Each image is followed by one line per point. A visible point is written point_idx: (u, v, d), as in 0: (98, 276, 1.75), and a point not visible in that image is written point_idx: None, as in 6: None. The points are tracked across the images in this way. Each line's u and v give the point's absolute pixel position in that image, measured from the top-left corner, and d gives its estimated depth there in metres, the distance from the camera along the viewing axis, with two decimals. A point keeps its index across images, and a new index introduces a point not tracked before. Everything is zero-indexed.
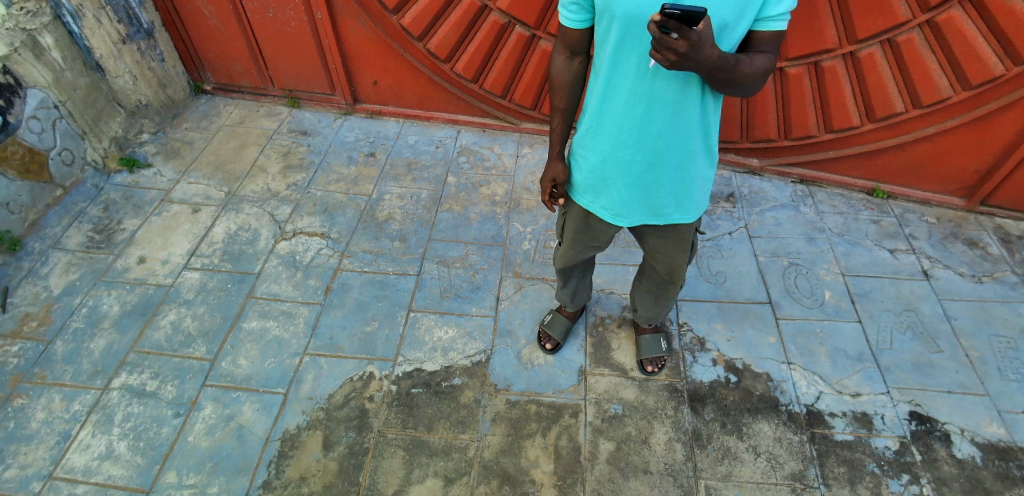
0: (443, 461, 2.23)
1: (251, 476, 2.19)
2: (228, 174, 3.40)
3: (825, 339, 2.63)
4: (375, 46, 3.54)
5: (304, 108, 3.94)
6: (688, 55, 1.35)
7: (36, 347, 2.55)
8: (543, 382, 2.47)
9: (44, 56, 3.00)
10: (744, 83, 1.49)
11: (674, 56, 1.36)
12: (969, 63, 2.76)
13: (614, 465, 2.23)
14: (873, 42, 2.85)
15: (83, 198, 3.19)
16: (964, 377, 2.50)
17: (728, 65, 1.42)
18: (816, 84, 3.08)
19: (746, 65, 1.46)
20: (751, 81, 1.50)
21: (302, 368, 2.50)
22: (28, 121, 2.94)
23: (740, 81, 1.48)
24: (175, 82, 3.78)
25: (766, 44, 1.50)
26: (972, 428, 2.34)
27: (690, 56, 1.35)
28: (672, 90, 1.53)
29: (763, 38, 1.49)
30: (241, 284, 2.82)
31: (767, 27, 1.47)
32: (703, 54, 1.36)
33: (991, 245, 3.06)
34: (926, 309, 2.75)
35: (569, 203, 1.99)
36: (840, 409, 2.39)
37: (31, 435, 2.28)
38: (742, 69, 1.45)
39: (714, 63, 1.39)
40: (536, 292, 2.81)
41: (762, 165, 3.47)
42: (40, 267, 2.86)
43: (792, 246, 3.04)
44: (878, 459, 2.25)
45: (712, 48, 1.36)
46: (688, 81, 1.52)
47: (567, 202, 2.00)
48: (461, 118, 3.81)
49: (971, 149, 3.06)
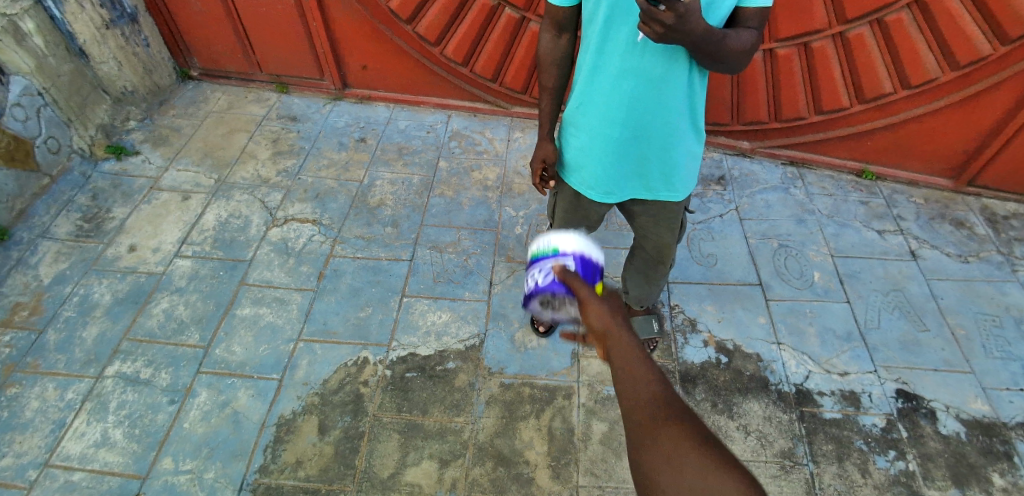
0: (438, 443, 2.26)
1: (248, 460, 2.20)
2: (218, 161, 3.38)
3: (814, 318, 2.66)
4: (363, 29, 3.50)
5: (293, 94, 3.89)
6: (675, 27, 1.35)
7: (28, 337, 2.54)
8: (536, 365, 2.49)
9: (25, 42, 2.95)
10: (730, 58, 1.49)
11: (661, 28, 1.36)
12: (956, 43, 2.77)
13: (607, 445, 2.26)
14: (863, 22, 2.86)
15: (70, 187, 3.16)
16: (949, 354, 2.54)
17: (715, 39, 1.42)
18: (806, 65, 3.08)
19: (732, 40, 1.46)
20: (737, 56, 1.50)
21: (296, 354, 2.51)
22: (11, 108, 2.90)
23: (726, 56, 1.48)
24: (160, 68, 3.73)
25: (751, 20, 1.50)
26: (957, 404, 2.39)
27: (677, 28, 1.36)
28: (660, 65, 1.55)
29: (749, 14, 1.49)
30: (233, 271, 2.81)
31: (753, 3, 1.48)
32: (690, 26, 1.36)
33: (977, 225, 3.10)
34: (913, 288, 2.79)
35: (559, 184, 2.00)
36: (828, 388, 2.43)
37: (26, 424, 2.28)
38: (728, 44, 1.45)
39: (701, 36, 1.39)
40: (529, 275, 2.82)
41: (753, 147, 3.47)
42: (28, 256, 2.83)
43: (782, 227, 3.07)
44: (865, 436, 2.30)
45: (699, 21, 1.36)
46: (676, 56, 1.53)
47: (558, 183, 2.00)
48: (451, 102, 3.79)
49: (959, 129, 3.08)
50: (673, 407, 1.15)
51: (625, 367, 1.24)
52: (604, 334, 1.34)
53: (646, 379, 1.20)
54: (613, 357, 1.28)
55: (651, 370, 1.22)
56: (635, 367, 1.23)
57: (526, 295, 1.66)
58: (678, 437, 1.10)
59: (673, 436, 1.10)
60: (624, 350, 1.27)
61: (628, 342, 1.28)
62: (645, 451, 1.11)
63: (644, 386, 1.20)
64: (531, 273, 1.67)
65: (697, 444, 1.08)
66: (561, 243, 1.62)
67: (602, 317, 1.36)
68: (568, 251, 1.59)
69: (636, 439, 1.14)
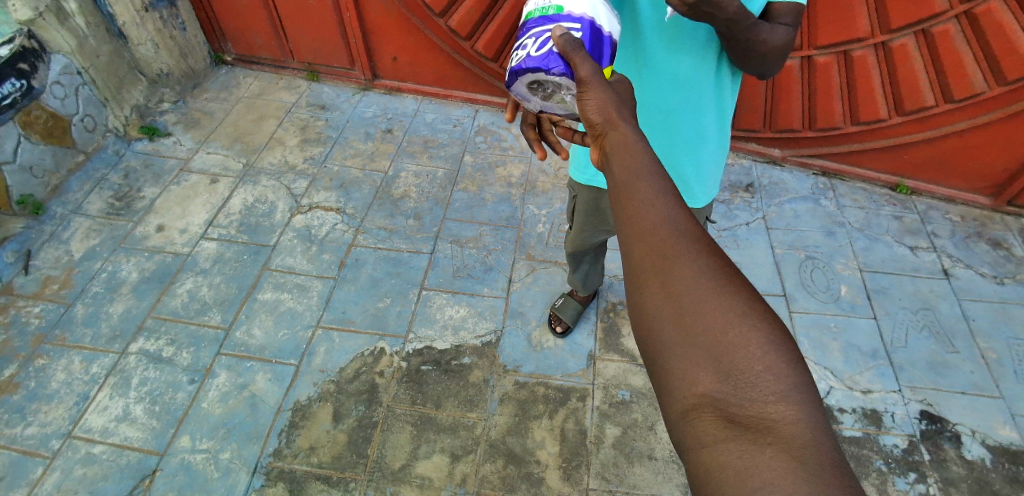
0: (450, 438, 2.26)
1: (263, 443, 2.23)
2: (247, 145, 3.43)
3: (838, 334, 2.60)
4: (395, 21, 3.51)
5: (323, 82, 3.92)
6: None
7: (57, 309, 2.61)
8: (552, 365, 2.48)
9: (67, 22, 3.02)
10: (762, 51, 1.42)
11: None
12: (1004, 56, 2.67)
13: (620, 450, 2.24)
14: (906, 32, 2.78)
15: (104, 165, 3.23)
16: (978, 378, 2.46)
17: (747, 23, 1.35)
18: (845, 74, 3.01)
19: (765, 29, 1.39)
20: (770, 51, 1.43)
21: (314, 341, 2.54)
22: (51, 86, 2.97)
23: (757, 49, 1.41)
24: (195, 52, 3.79)
25: (785, 17, 1.44)
26: (984, 430, 2.31)
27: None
28: (687, 63, 1.51)
29: (782, 10, 1.44)
30: (257, 256, 2.85)
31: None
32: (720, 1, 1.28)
33: (1015, 246, 2.99)
34: (944, 308, 2.70)
35: (575, 188, 1.98)
36: (850, 405, 2.38)
37: (52, 394, 2.35)
38: (760, 33, 1.38)
39: (732, 15, 1.31)
40: (548, 274, 2.81)
41: (784, 155, 3.40)
42: (61, 232, 2.90)
43: (810, 239, 3.00)
44: (885, 456, 2.24)
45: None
46: (704, 53, 1.50)
47: (574, 186, 1.99)
48: (479, 97, 3.78)
49: (1003, 146, 2.96)
50: (687, 235, 0.85)
51: (622, 192, 0.92)
52: (603, 133, 1.02)
53: (653, 200, 0.89)
54: (610, 172, 0.96)
55: (658, 186, 0.90)
56: (638, 180, 0.91)
57: (509, 72, 1.32)
58: (691, 275, 0.82)
59: (685, 275, 0.82)
60: (627, 164, 0.94)
61: (632, 145, 0.96)
62: (643, 292, 0.85)
63: (650, 206, 0.88)
64: (521, 43, 1.31)
65: (714, 286, 0.81)
66: (568, 5, 1.29)
67: (603, 110, 1.03)
68: (576, 14, 1.26)
69: (633, 276, 0.87)
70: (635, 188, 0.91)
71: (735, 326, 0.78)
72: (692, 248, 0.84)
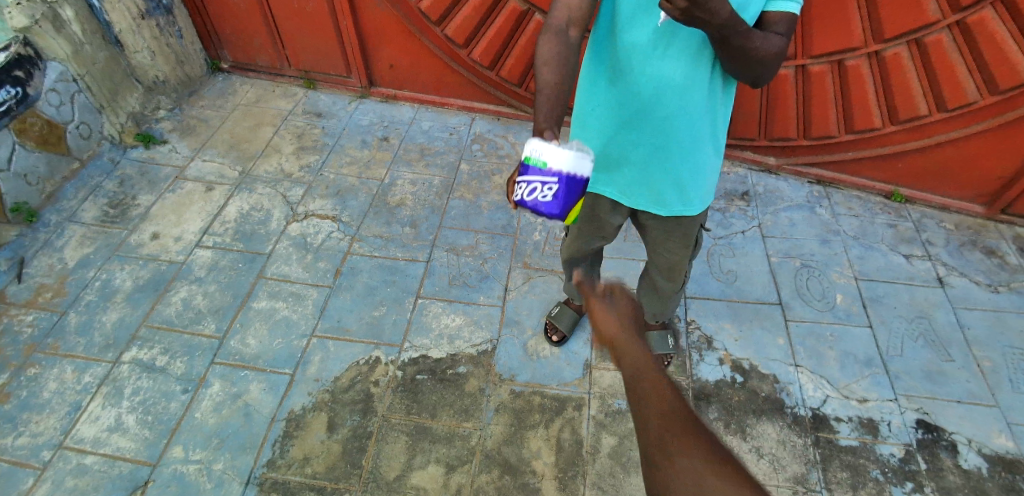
0: (445, 448, 2.25)
1: (256, 453, 2.22)
2: (243, 153, 3.42)
3: (834, 343, 2.60)
4: (393, 29, 3.52)
5: (320, 90, 3.93)
6: (699, 4, 1.28)
7: (50, 317, 2.59)
8: (548, 374, 2.47)
9: (64, 29, 3.02)
10: (757, 58, 1.43)
11: (684, 4, 1.29)
12: (997, 66, 2.69)
13: (616, 460, 2.23)
14: (900, 42, 2.80)
15: (99, 172, 3.22)
16: (975, 386, 2.46)
17: (741, 28, 1.35)
18: (838, 83, 3.03)
19: (758, 37, 1.40)
20: (765, 58, 1.43)
21: (310, 350, 2.52)
22: (47, 93, 2.96)
23: (750, 56, 1.42)
24: (192, 59, 3.79)
25: (779, 25, 1.44)
26: (980, 439, 2.31)
27: (701, 3, 1.28)
28: (679, 70, 1.51)
29: (775, 19, 1.44)
30: (252, 264, 2.84)
31: (780, 7, 1.44)
32: (712, 7, 1.29)
33: (1009, 254, 3.00)
34: (940, 317, 2.71)
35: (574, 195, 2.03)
36: (846, 414, 2.37)
37: (43, 404, 2.32)
38: (752, 41, 1.39)
39: (725, 21, 1.32)
40: (545, 283, 2.81)
41: (779, 164, 3.42)
42: (55, 239, 2.89)
43: (806, 247, 3.01)
44: (882, 466, 2.23)
45: (724, 4, 1.29)
46: (697, 59, 1.50)
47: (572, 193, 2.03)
48: (476, 105, 3.79)
49: (998, 155, 2.98)
50: (678, 411, 1.10)
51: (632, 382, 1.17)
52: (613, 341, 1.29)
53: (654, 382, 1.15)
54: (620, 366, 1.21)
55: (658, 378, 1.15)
56: (646, 375, 1.17)
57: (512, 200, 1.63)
58: (682, 444, 1.05)
59: (677, 443, 1.05)
60: (633, 362, 1.20)
61: (637, 352, 1.22)
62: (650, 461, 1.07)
63: (653, 389, 1.14)
64: (518, 185, 1.59)
65: (699, 455, 1.04)
66: (551, 159, 1.53)
67: (613, 325, 1.31)
68: (553, 169, 1.52)
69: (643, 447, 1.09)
70: (643, 379, 1.16)
71: (713, 479, 1.00)
72: (681, 423, 1.08)
